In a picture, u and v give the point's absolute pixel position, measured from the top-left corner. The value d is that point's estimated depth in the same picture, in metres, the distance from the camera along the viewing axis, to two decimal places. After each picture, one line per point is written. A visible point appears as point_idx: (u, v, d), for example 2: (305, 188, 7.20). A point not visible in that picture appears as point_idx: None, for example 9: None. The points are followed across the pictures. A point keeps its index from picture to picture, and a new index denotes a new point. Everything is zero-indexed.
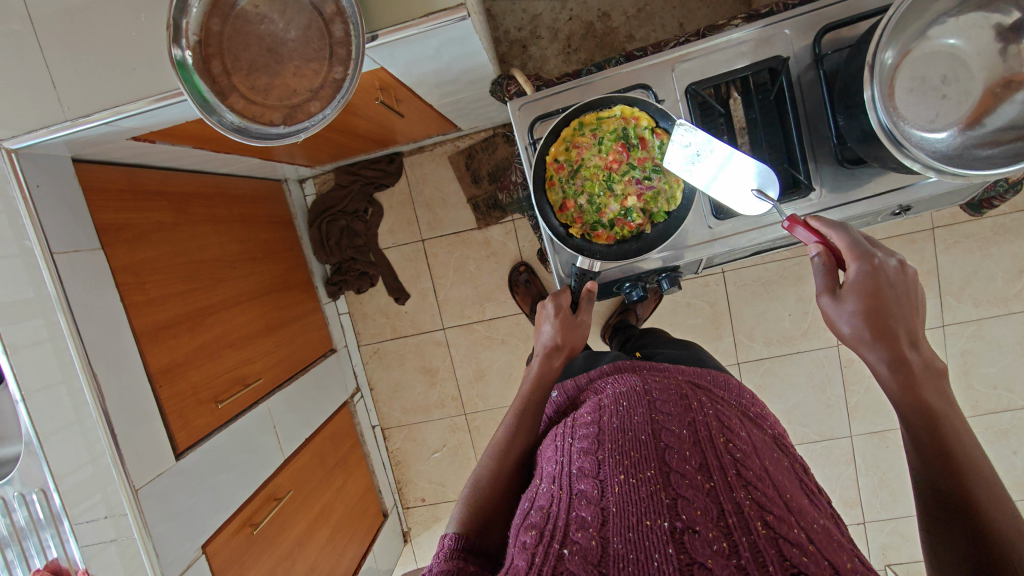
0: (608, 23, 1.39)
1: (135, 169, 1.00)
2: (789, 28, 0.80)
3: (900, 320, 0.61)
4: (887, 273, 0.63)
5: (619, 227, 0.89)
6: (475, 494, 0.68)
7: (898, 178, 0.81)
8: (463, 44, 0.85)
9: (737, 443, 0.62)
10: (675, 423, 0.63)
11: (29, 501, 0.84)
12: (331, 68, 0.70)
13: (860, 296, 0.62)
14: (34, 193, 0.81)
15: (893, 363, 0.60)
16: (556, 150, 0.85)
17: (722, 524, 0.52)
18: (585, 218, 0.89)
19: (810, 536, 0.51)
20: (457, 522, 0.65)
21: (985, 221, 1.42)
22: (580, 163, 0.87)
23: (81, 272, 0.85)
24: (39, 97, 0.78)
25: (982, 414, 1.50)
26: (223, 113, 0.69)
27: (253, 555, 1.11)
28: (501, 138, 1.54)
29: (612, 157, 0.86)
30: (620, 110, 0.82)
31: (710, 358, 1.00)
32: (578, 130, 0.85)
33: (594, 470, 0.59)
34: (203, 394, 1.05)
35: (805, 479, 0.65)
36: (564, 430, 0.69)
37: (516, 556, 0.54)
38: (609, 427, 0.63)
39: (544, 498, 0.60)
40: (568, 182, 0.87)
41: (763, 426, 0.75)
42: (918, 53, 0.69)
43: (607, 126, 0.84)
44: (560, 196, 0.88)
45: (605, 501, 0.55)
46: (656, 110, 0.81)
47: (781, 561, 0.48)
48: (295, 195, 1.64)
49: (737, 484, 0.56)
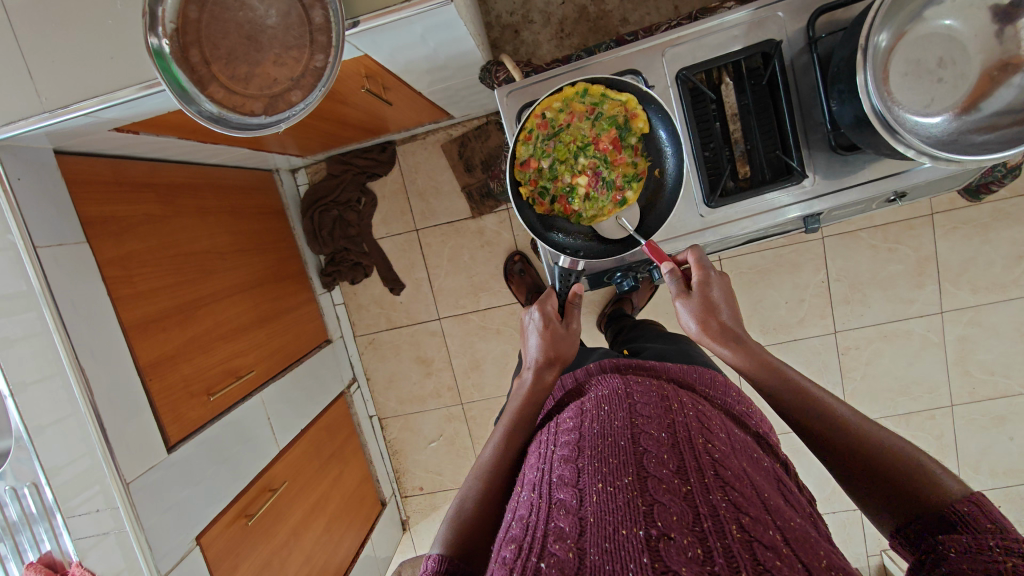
0: (602, 6, 1.36)
1: (120, 160, 0.98)
2: (783, 11, 0.78)
3: (734, 316, 0.74)
4: (719, 277, 0.76)
5: (557, 205, 0.88)
6: (461, 518, 0.67)
7: (893, 164, 0.79)
8: (450, 29, 0.83)
9: (716, 444, 0.62)
10: (653, 426, 0.64)
11: (21, 495, 0.85)
12: (311, 55, 0.68)
13: (697, 301, 0.74)
14: (15, 186, 0.80)
15: (732, 347, 0.72)
16: (548, 104, 0.81)
17: (698, 529, 0.51)
18: (540, 180, 0.86)
19: (786, 538, 0.51)
20: (441, 544, 0.65)
21: (984, 206, 1.41)
22: (563, 126, 0.84)
23: (66, 265, 0.84)
24: (17, 87, 0.76)
25: (979, 400, 1.50)
26: (202, 102, 0.68)
27: (248, 546, 1.12)
28: (494, 126, 1.52)
29: (596, 139, 0.85)
30: (626, 98, 0.80)
31: (700, 353, 0.99)
32: (579, 95, 0.81)
33: (573, 478, 0.59)
34: (195, 386, 1.05)
35: (783, 478, 0.64)
36: (549, 435, 0.71)
37: (495, 571, 0.54)
38: (589, 433, 0.65)
39: (524, 508, 0.60)
40: (542, 141, 0.84)
41: (748, 425, 0.75)
42: (912, 36, 0.67)
43: (608, 107, 0.82)
44: (528, 151, 0.84)
45: (583, 510, 0.56)
46: (657, 111, 0.80)
47: (755, 564, 0.47)
48: (287, 184, 1.62)
49: (714, 485, 0.56)
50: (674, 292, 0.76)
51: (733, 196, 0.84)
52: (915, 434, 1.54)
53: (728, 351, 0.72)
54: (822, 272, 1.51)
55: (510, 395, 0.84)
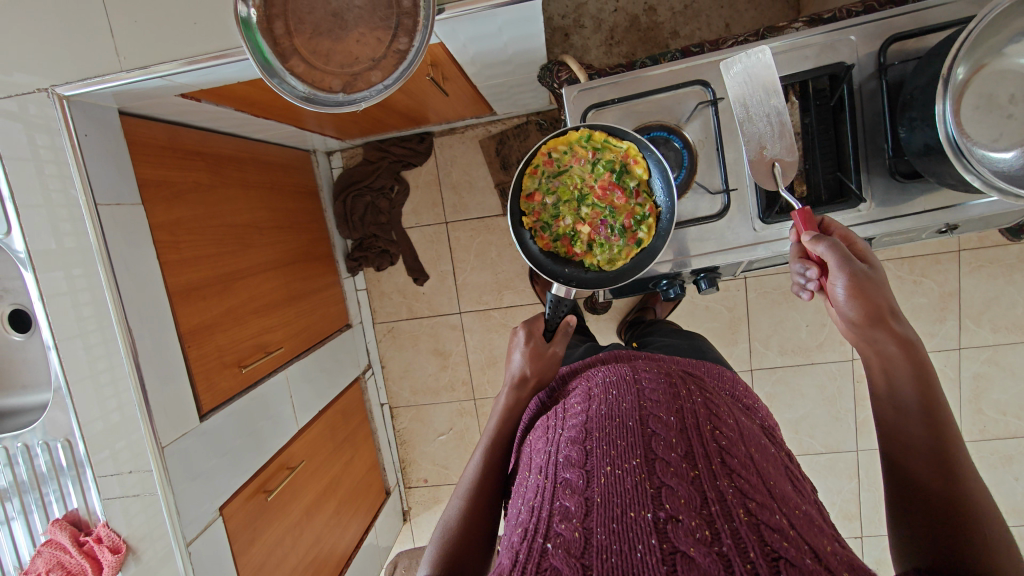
0: (654, 18, 1.37)
1: (176, 128, 0.99)
2: (855, 35, 0.79)
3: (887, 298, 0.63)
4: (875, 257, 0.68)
5: (560, 243, 0.92)
6: (446, 536, 0.67)
7: (950, 196, 0.80)
8: (524, 26, 0.83)
9: (724, 431, 0.61)
10: (661, 409, 0.62)
11: (52, 447, 0.87)
12: (395, 37, 0.69)
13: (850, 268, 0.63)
14: (82, 141, 0.80)
15: (901, 343, 0.62)
16: (554, 145, 0.87)
17: (705, 512, 0.51)
18: (542, 215, 0.91)
19: (793, 522, 0.51)
20: (430, 564, 0.65)
21: (1014, 247, 1.42)
22: (566, 168, 0.89)
23: (121, 225, 0.84)
24: (95, 45, 0.77)
25: (989, 439, 1.52)
26: (285, 77, 0.68)
27: (264, 521, 1.11)
28: (534, 126, 1.53)
29: (593, 184, 0.89)
30: (626, 146, 0.85)
31: (709, 347, 1.01)
32: (582, 140, 0.86)
33: (581, 459, 0.58)
34: (228, 358, 1.05)
35: (789, 466, 0.64)
36: (555, 420, 0.69)
37: (503, 555, 0.54)
38: (597, 415, 0.64)
39: (531, 491, 0.59)
40: (547, 179, 0.90)
41: (754, 416, 0.74)
42: (991, 69, 0.68)
43: (608, 153, 0.87)
44: (533, 186, 0.90)
45: (590, 491, 0.55)
46: (655, 162, 0.84)
47: (763, 547, 0.48)
48: (322, 166, 1.63)
49: (721, 473, 0.55)
50: (830, 254, 0.64)
51: (788, 214, 0.85)
52: None
53: (895, 345, 0.63)
54: None
55: (490, 412, 0.84)
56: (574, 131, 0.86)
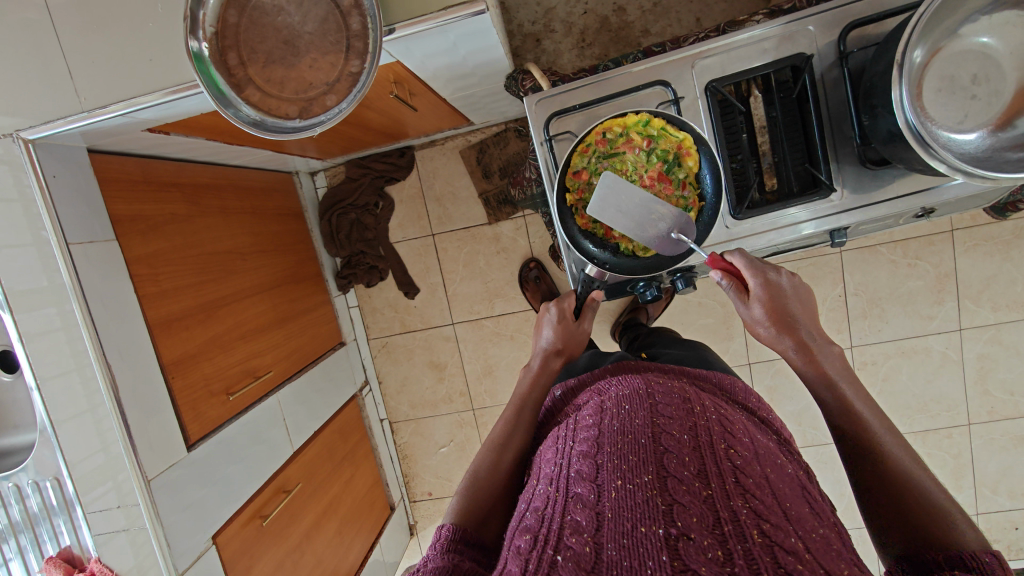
0: (624, 17, 1.37)
1: (149, 161, 1.00)
2: (813, 25, 0.78)
3: (800, 320, 0.75)
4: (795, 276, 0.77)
5: (599, 226, 0.86)
6: (473, 486, 0.69)
7: (924, 179, 0.79)
8: (481, 38, 0.84)
9: (738, 450, 0.60)
10: (674, 427, 0.61)
11: (42, 487, 0.88)
12: (347, 61, 0.69)
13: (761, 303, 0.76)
14: (50, 182, 0.81)
15: (799, 349, 0.74)
16: (609, 125, 0.82)
17: (718, 532, 0.49)
18: (586, 196, 0.85)
19: (808, 546, 0.49)
20: (453, 515, 0.65)
21: (1007, 223, 1.39)
22: (619, 151, 0.84)
23: (95, 262, 0.85)
24: (57, 87, 0.78)
25: (998, 420, 1.48)
26: (239, 106, 0.69)
27: (262, 547, 1.11)
28: (513, 133, 1.53)
29: (643, 173, 0.83)
30: (682, 138, 0.79)
31: (716, 360, 0.99)
32: (640, 126, 0.81)
33: (592, 473, 0.56)
34: (215, 386, 1.06)
35: (806, 486, 0.62)
36: (566, 431, 0.67)
37: (509, 559, 0.51)
38: (609, 430, 0.62)
39: (539, 499, 0.57)
40: (597, 160, 0.84)
41: (768, 430, 0.73)
42: (948, 51, 0.67)
43: (664, 143, 0.81)
44: (582, 165, 0.84)
45: (601, 505, 0.53)
46: (709, 158, 0.78)
47: (776, 568, 0.46)
48: (306, 186, 1.64)
49: (735, 492, 0.53)
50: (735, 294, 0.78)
51: (760, 208, 0.84)
52: (932, 452, 1.52)
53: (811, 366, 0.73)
54: (840, 286, 1.50)
55: (520, 376, 0.89)
56: (634, 116, 0.81)
